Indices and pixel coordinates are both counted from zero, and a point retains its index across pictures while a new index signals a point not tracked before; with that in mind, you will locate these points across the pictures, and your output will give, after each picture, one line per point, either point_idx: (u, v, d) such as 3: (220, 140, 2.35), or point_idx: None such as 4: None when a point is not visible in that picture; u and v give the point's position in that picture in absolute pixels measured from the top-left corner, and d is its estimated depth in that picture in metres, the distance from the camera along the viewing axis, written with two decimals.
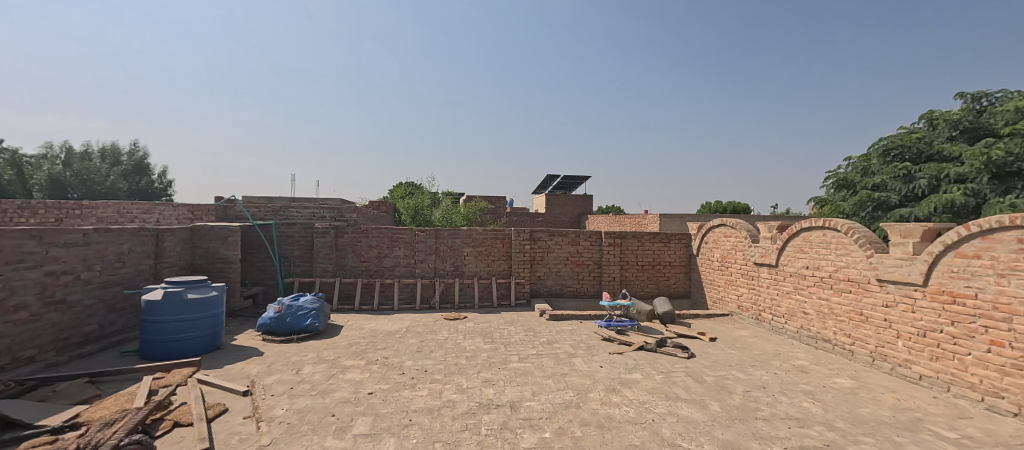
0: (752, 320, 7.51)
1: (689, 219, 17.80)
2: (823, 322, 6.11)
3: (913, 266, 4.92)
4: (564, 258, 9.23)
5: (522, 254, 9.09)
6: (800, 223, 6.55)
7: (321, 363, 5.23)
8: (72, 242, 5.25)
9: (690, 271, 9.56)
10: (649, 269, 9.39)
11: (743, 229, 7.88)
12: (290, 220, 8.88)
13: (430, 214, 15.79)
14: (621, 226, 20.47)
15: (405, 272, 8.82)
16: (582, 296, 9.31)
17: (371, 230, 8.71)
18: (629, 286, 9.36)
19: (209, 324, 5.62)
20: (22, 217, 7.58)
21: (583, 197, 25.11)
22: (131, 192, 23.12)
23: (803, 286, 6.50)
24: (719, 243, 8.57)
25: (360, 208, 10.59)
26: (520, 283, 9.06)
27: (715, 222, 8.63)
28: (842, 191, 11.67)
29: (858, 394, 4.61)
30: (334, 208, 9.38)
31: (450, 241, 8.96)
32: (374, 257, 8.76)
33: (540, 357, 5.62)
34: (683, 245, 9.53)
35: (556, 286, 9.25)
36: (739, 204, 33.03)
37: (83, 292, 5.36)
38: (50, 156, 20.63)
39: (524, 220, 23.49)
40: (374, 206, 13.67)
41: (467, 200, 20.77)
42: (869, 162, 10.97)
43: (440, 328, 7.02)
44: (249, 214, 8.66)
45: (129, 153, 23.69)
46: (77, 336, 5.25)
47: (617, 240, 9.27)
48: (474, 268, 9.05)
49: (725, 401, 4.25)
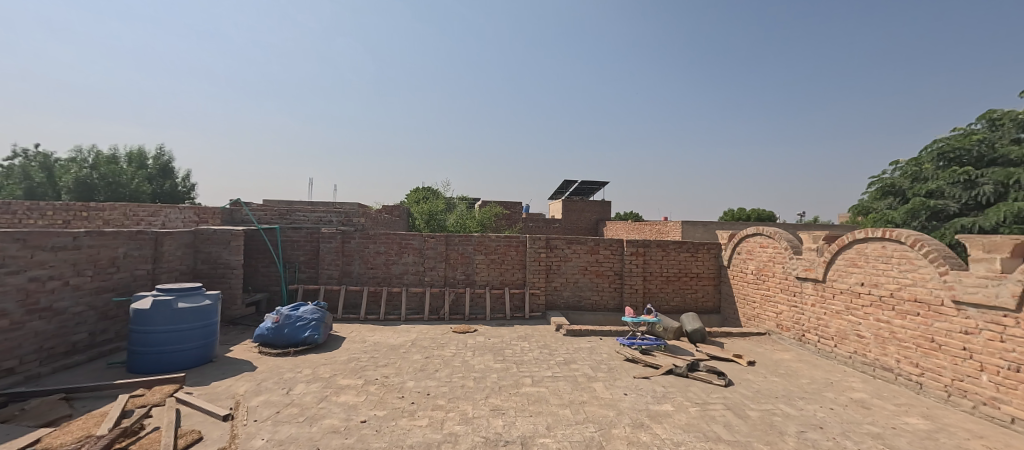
0: (794, 342, 6.73)
1: (714, 227, 16.91)
2: (883, 348, 5.33)
3: (1002, 287, 4.14)
4: (583, 267, 8.63)
5: (537, 263, 8.52)
6: (854, 233, 5.78)
7: (315, 382, 4.77)
8: (60, 245, 4.97)
9: (720, 284, 8.81)
10: (675, 281, 8.69)
11: (782, 239, 7.12)
12: (296, 225, 8.56)
13: (444, 219, 15.40)
14: (641, 233, 19.64)
15: (414, 281, 8.37)
16: (602, 310, 8.66)
17: (379, 236, 8.30)
18: (653, 300, 8.67)
19: (200, 335, 5.23)
20: (30, 218, 7.47)
21: (601, 203, 24.38)
22: (157, 195, 23.80)
23: (857, 306, 5.74)
24: (754, 254, 7.81)
25: (370, 212, 10.24)
26: (535, 293, 8.49)
27: (749, 231, 7.89)
28: (888, 198, 10.70)
29: (938, 440, 3.86)
30: (341, 212, 8.99)
31: (461, 248, 8.47)
32: (382, 264, 8.34)
33: (557, 380, 5.03)
34: (712, 256, 8.79)
35: (574, 298, 8.63)
36: (765, 212, 31.64)
37: (72, 299, 5.07)
38: (80, 160, 21.22)
39: (541, 226, 22.91)
40: (386, 211, 13.36)
41: (482, 206, 20.37)
42: (920, 166, 10.02)
43: (448, 342, 6.52)
44: (254, 218, 8.37)
45: (155, 157, 24.30)
46: (63, 346, 4.96)
47: (640, 249, 8.61)
48: (486, 276, 8.53)
49: (777, 446, 3.58)
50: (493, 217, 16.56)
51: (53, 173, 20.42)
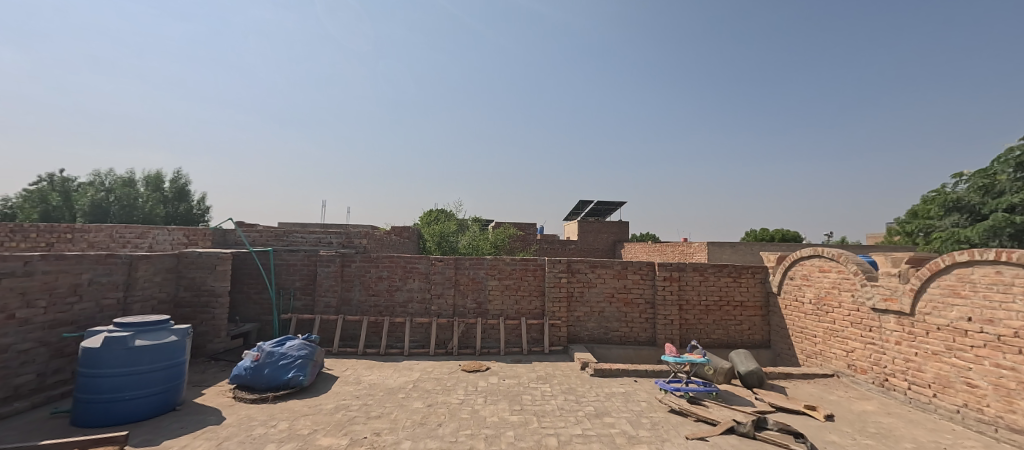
0: (874, 387, 5.56)
1: (745, 249, 15.69)
2: (1008, 403, 4.16)
3: None
4: (609, 294, 7.62)
5: (558, 289, 7.56)
6: (952, 256, 4.71)
7: (289, 442, 3.85)
8: (8, 271, 4.29)
9: (769, 314, 7.66)
10: (716, 311, 7.58)
11: (849, 263, 6.03)
12: (293, 247, 7.83)
13: (456, 240, 14.61)
14: (662, 256, 18.44)
15: (419, 310, 7.49)
16: (632, 343, 7.58)
17: (381, 259, 7.50)
18: (692, 332, 7.56)
19: (163, 378, 4.41)
20: (10, 241, 6.80)
21: (619, 224, 23.32)
22: (170, 218, 23.91)
23: (963, 346, 4.60)
24: (812, 280, 6.71)
25: (375, 234, 9.49)
26: (556, 325, 7.48)
27: (804, 253, 6.82)
28: (954, 214, 9.58)
29: None
30: (342, 233, 8.26)
31: (472, 273, 7.59)
32: (384, 291, 7.50)
33: (589, 442, 3.99)
34: (758, 281, 7.68)
35: (599, 330, 7.59)
36: (789, 232, 30.11)
37: (18, 335, 4.33)
38: (98, 183, 21.42)
39: (555, 249, 21.94)
40: (395, 232, 12.65)
41: (496, 227, 19.57)
42: (993, 179, 8.90)
43: (455, 384, 5.56)
44: (247, 240, 7.67)
45: (171, 180, 24.59)
46: (1, 391, 4.18)
47: (674, 273, 7.58)
48: (500, 305, 7.59)
49: None
50: (507, 239, 15.72)
51: (70, 196, 20.54)
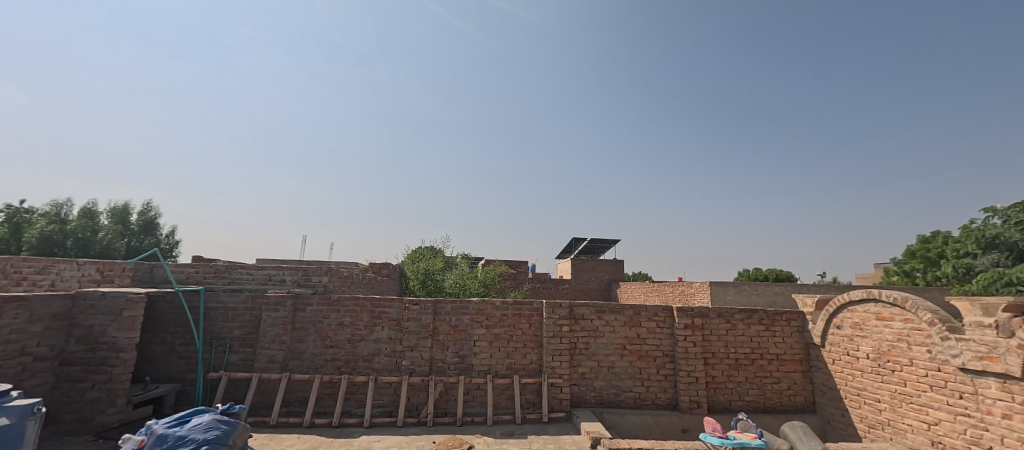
0: None
1: (753, 290, 14.56)
2: None
3: None
4: (619, 346, 6.30)
5: (558, 340, 6.21)
6: None
7: None
8: None
9: (811, 370, 6.39)
10: (748, 366, 6.29)
11: (919, 310, 4.86)
12: (235, 287, 6.42)
13: (441, 279, 13.29)
14: (662, 296, 17.20)
15: (387, 366, 6.04)
16: (649, 408, 6.17)
17: (344, 302, 6.13)
18: (720, 393, 6.22)
19: None
20: None
21: (614, 262, 22.16)
22: (131, 251, 22.10)
23: None
24: (867, 330, 5.52)
25: (344, 271, 8.11)
26: (556, 385, 6.06)
27: (854, 296, 5.67)
28: (992, 251, 8.74)
29: None
30: (298, 270, 6.87)
31: (454, 320, 6.25)
32: (345, 342, 6.06)
33: None
34: (795, 330, 6.46)
35: (609, 390, 6.19)
36: (784, 273, 29.22)
37: None
38: (54, 214, 19.74)
39: (547, 288, 20.61)
40: (372, 269, 11.28)
41: (485, 264, 18.29)
42: None
43: None
44: (175, 278, 6.23)
45: (139, 212, 23.15)
46: None
47: (696, 320, 6.32)
48: (488, 359, 6.18)
49: None
50: (497, 277, 14.42)
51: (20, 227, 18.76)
